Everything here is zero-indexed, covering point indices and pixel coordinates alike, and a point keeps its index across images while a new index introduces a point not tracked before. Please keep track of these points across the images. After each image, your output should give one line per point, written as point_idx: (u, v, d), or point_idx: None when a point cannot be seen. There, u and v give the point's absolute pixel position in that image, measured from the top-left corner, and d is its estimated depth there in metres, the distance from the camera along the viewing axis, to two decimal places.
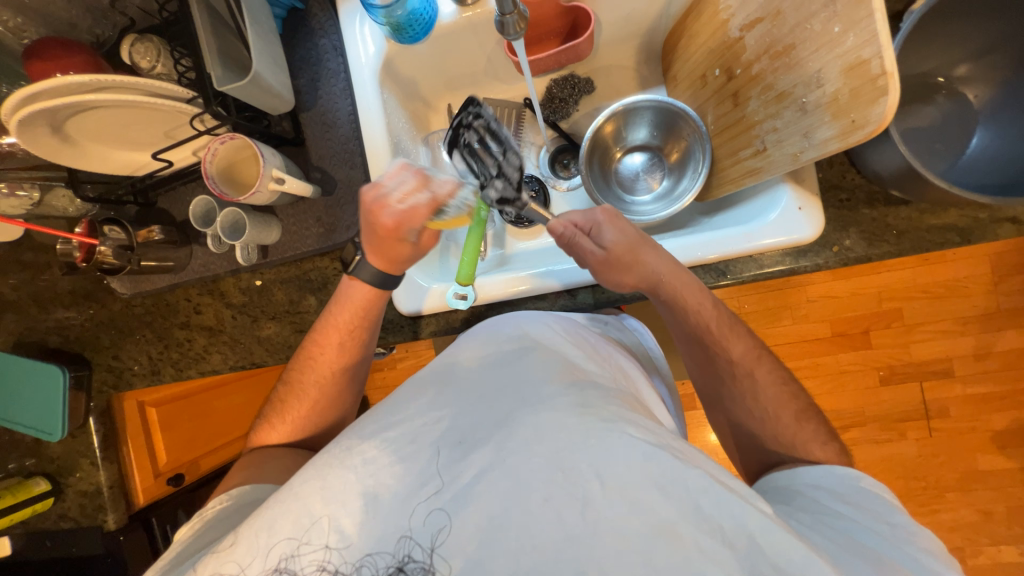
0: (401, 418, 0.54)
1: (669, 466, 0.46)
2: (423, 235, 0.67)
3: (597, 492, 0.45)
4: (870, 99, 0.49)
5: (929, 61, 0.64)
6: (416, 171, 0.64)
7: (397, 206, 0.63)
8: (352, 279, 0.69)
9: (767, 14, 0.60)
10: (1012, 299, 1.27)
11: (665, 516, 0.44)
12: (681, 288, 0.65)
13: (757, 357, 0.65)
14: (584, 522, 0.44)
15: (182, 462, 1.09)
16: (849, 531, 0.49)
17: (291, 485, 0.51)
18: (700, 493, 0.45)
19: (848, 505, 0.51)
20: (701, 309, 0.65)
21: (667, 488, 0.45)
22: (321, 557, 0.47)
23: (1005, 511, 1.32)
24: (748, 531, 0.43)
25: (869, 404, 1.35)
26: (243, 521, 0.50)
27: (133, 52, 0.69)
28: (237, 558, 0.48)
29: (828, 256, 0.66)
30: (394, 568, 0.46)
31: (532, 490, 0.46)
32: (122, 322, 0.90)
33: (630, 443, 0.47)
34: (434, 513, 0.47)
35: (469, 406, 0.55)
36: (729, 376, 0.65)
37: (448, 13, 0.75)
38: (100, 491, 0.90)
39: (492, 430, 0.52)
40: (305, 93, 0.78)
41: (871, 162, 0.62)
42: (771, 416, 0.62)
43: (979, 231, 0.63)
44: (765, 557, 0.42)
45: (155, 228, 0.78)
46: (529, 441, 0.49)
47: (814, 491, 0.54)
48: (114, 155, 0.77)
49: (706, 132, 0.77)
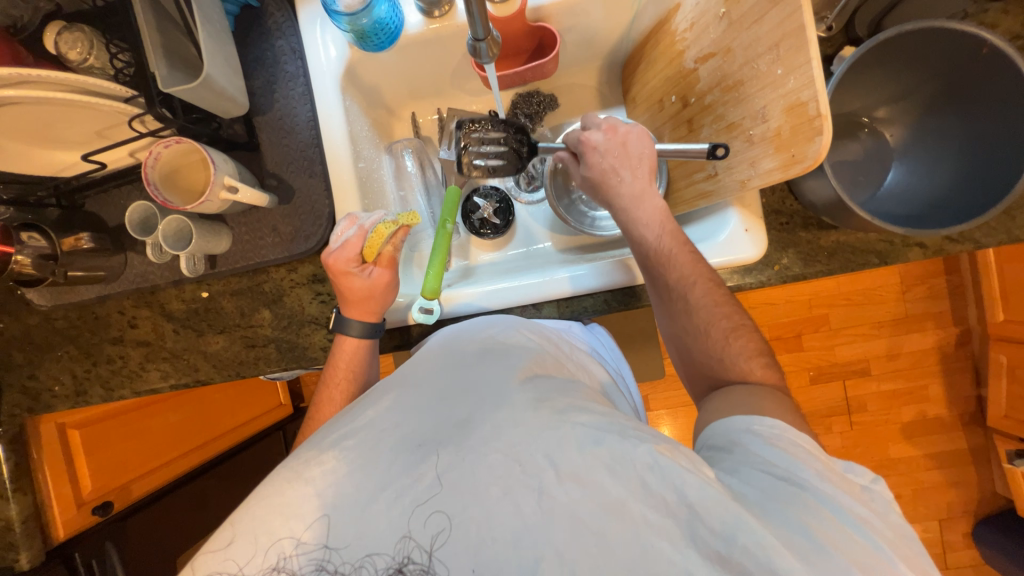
0: (359, 425, 0.53)
1: (617, 447, 0.47)
2: (374, 274, 0.70)
3: (551, 479, 0.46)
4: (807, 137, 0.54)
5: (853, 103, 0.71)
6: (348, 215, 0.71)
7: (332, 248, 0.69)
8: (341, 335, 0.71)
9: (719, 50, 0.64)
10: (917, 305, 1.44)
11: (615, 494, 0.45)
12: (644, 210, 0.68)
13: (704, 288, 0.64)
14: (540, 510, 0.45)
15: (111, 488, 0.96)
16: (796, 483, 0.46)
17: (247, 508, 0.48)
18: (646, 469, 0.46)
19: (786, 451, 0.49)
20: (651, 233, 0.67)
21: (616, 469, 0.46)
22: (319, 556, 0.46)
23: (912, 494, 1.49)
24: (687, 499, 0.44)
25: (801, 402, 1.48)
26: (231, 525, 0.48)
27: (59, 42, 0.61)
28: (236, 555, 0.47)
29: (770, 274, 0.72)
30: (394, 569, 0.45)
31: (490, 483, 0.46)
32: (39, 338, 0.81)
33: (581, 430, 0.48)
34: (434, 515, 0.46)
35: (430, 407, 0.54)
36: (666, 297, 0.66)
37: (414, 23, 0.74)
38: (10, 528, 0.80)
39: (453, 433, 0.51)
40: (260, 95, 0.75)
41: (806, 192, 0.68)
42: (702, 331, 0.63)
43: (894, 254, 0.71)
44: (705, 524, 0.43)
45: (83, 236, 0.70)
46: (488, 439, 0.49)
47: (749, 438, 0.51)
48: (35, 153, 0.69)
49: (662, 156, 0.82)
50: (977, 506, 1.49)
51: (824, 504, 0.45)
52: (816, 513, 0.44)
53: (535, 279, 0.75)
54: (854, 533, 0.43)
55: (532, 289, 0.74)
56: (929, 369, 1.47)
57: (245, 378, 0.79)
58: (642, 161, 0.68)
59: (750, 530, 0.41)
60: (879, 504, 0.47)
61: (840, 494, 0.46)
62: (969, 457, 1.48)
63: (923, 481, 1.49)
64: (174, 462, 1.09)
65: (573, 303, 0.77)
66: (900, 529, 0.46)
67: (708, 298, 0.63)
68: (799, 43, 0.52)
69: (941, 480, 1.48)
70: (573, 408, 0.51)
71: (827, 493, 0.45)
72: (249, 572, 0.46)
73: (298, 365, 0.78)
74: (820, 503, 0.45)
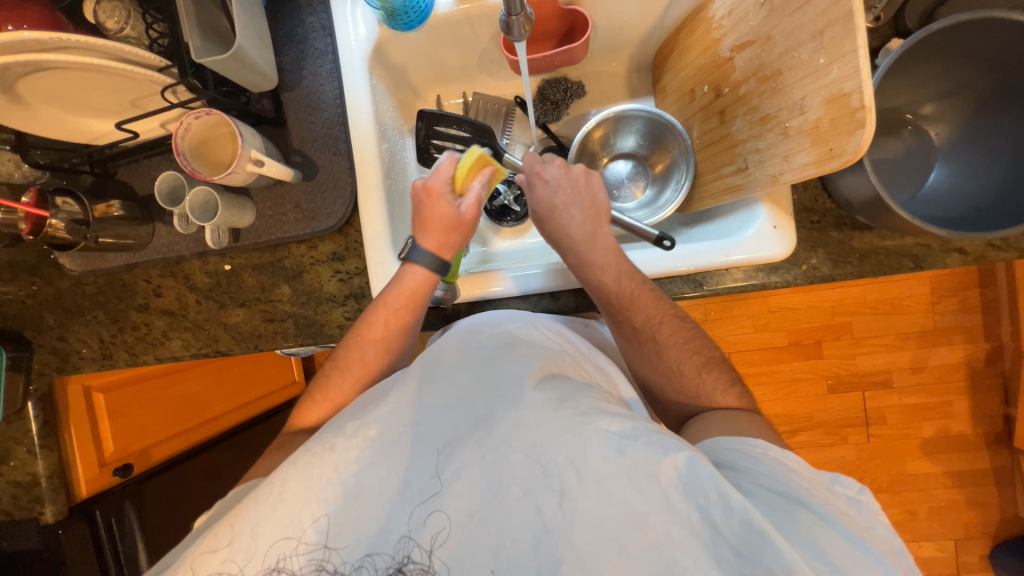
0: (381, 414, 0.53)
1: (641, 457, 0.46)
2: (464, 204, 0.69)
3: (574, 483, 0.46)
4: (848, 130, 0.52)
5: (897, 98, 0.68)
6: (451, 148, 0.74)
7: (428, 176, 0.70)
8: (409, 263, 0.68)
9: (758, 37, 0.62)
10: (948, 318, 1.38)
11: (637, 507, 0.45)
12: (595, 251, 0.68)
13: (669, 326, 0.65)
14: (562, 512, 0.45)
15: (131, 450, 1.00)
16: (794, 499, 0.47)
17: (261, 493, 0.49)
18: (671, 484, 0.45)
19: (775, 468, 0.50)
20: (607, 276, 0.67)
21: (639, 480, 0.45)
22: (320, 556, 0.46)
23: (928, 511, 1.44)
24: (712, 519, 0.44)
25: (818, 410, 1.44)
26: (232, 521, 0.48)
27: (98, 11, 0.63)
28: (235, 557, 0.47)
29: (797, 273, 0.70)
30: (394, 569, 0.46)
31: (510, 482, 0.47)
32: (69, 302, 0.83)
33: (605, 436, 0.47)
34: (434, 514, 0.47)
35: (451, 405, 0.54)
36: (634, 339, 0.66)
37: (445, 3, 0.73)
38: (36, 482, 0.83)
39: (473, 428, 0.51)
40: (289, 71, 0.75)
41: (842, 189, 0.66)
42: (675, 371, 0.65)
43: (932, 259, 0.68)
44: (727, 543, 0.43)
45: (115, 203, 0.73)
46: (509, 437, 0.49)
47: (734, 455, 0.52)
48: (71, 120, 0.71)
49: (691, 149, 0.79)
50: (996, 529, 1.43)
51: (824, 521, 0.46)
52: (819, 528, 0.45)
53: (528, 272, 0.74)
54: (860, 550, 0.44)
55: (524, 282, 0.73)
56: (955, 385, 1.41)
57: (263, 351, 0.80)
58: (597, 206, 0.72)
59: (773, 550, 0.41)
60: (867, 516, 0.49)
61: (831, 508, 0.47)
62: (992, 477, 1.43)
63: (941, 499, 1.44)
64: (190, 432, 1.12)
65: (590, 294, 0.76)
66: (887, 536, 0.48)
67: (676, 336, 0.65)
68: (845, 31, 0.50)
69: (961, 499, 1.43)
70: (595, 411, 0.50)
71: (823, 510, 0.47)
72: (250, 572, 0.46)
73: (315, 341, 0.79)
74: (827, 522, 0.46)
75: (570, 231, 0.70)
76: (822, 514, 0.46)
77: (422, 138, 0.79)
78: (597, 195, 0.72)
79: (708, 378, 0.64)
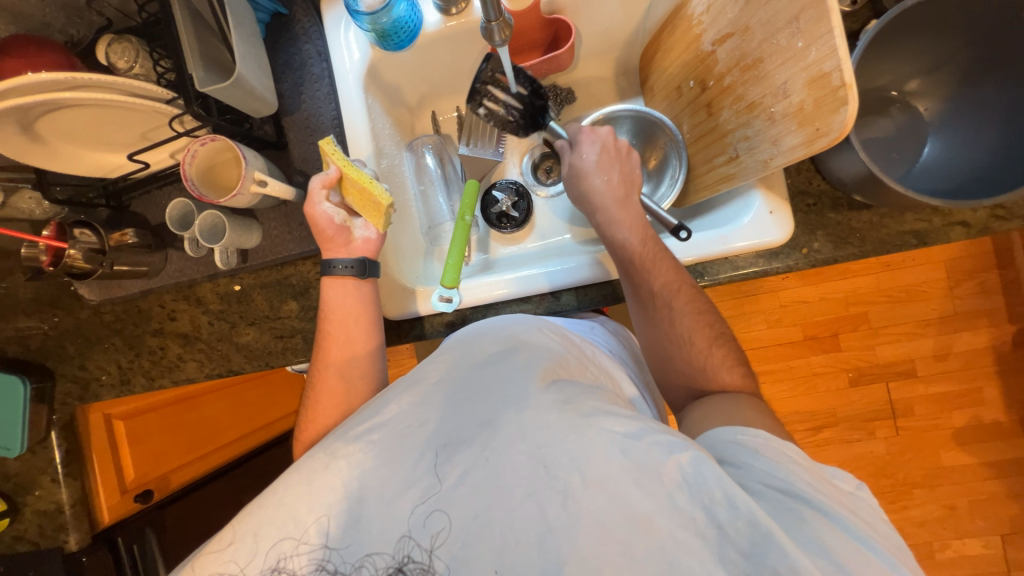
0: (385, 418, 0.53)
1: (646, 457, 0.46)
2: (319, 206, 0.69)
3: (577, 485, 0.46)
4: (831, 108, 0.52)
5: (881, 77, 0.69)
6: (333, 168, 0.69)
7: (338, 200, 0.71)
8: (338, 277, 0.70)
9: (737, 29, 0.63)
10: (967, 301, 1.35)
11: (640, 506, 0.45)
12: (622, 212, 0.71)
13: (685, 296, 0.65)
14: (566, 514, 0.45)
15: (151, 477, 1.02)
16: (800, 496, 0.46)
17: (262, 506, 0.49)
18: (674, 484, 0.45)
19: (774, 459, 0.48)
20: (630, 236, 0.69)
21: (643, 481, 0.45)
22: (320, 556, 0.47)
23: (968, 505, 1.38)
24: (716, 519, 0.43)
25: (841, 404, 1.40)
26: (236, 524, 0.50)
27: (110, 52, 0.68)
28: (236, 558, 0.48)
29: (798, 258, 0.70)
30: (394, 568, 0.46)
31: (513, 484, 0.47)
32: (89, 330, 0.86)
33: (609, 437, 0.47)
34: (433, 515, 0.47)
35: (454, 406, 0.53)
36: (649, 305, 0.66)
37: (432, 22, 0.76)
38: (61, 510, 0.85)
39: (476, 430, 0.50)
40: (289, 96, 0.79)
41: (834, 169, 0.66)
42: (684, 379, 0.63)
43: (935, 234, 0.67)
44: (733, 543, 0.42)
45: (128, 232, 0.75)
46: (512, 438, 0.49)
47: (732, 448, 0.51)
48: (87, 156, 0.75)
49: (682, 141, 0.81)
50: None
51: (830, 518, 0.44)
52: (825, 527, 0.44)
53: (531, 272, 0.75)
54: (864, 547, 0.43)
55: (524, 283, 0.74)
56: (982, 371, 1.37)
57: (274, 368, 0.82)
58: (631, 175, 0.74)
59: (781, 551, 0.41)
60: (866, 511, 0.47)
61: (836, 503, 0.46)
62: None
63: (980, 492, 1.37)
64: (207, 457, 1.14)
65: (591, 291, 0.76)
66: (891, 531, 0.46)
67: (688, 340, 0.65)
68: (819, 13, 0.50)
69: (1001, 491, 1.37)
70: (599, 412, 0.49)
71: (827, 505, 0.45)
72: (251, 572, 0.47)
73: None
74: (830, 519, 0.44)
75: (597, 192, 0.73)
76: (826, 510, 0.45)
77: (481, 80, 0.77)
78: (634, 165, 0.75)
79: (719, 368, 0.63)
